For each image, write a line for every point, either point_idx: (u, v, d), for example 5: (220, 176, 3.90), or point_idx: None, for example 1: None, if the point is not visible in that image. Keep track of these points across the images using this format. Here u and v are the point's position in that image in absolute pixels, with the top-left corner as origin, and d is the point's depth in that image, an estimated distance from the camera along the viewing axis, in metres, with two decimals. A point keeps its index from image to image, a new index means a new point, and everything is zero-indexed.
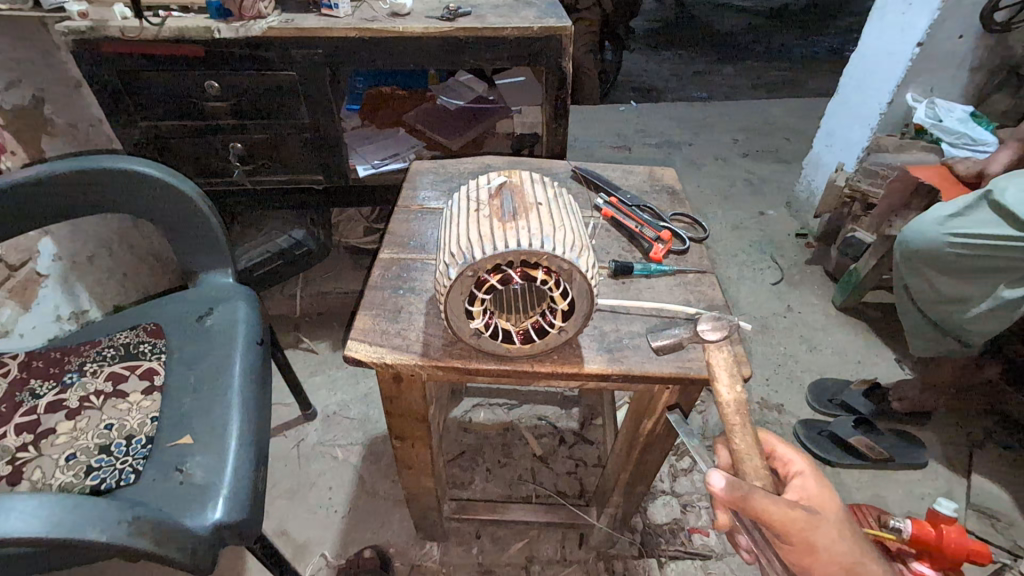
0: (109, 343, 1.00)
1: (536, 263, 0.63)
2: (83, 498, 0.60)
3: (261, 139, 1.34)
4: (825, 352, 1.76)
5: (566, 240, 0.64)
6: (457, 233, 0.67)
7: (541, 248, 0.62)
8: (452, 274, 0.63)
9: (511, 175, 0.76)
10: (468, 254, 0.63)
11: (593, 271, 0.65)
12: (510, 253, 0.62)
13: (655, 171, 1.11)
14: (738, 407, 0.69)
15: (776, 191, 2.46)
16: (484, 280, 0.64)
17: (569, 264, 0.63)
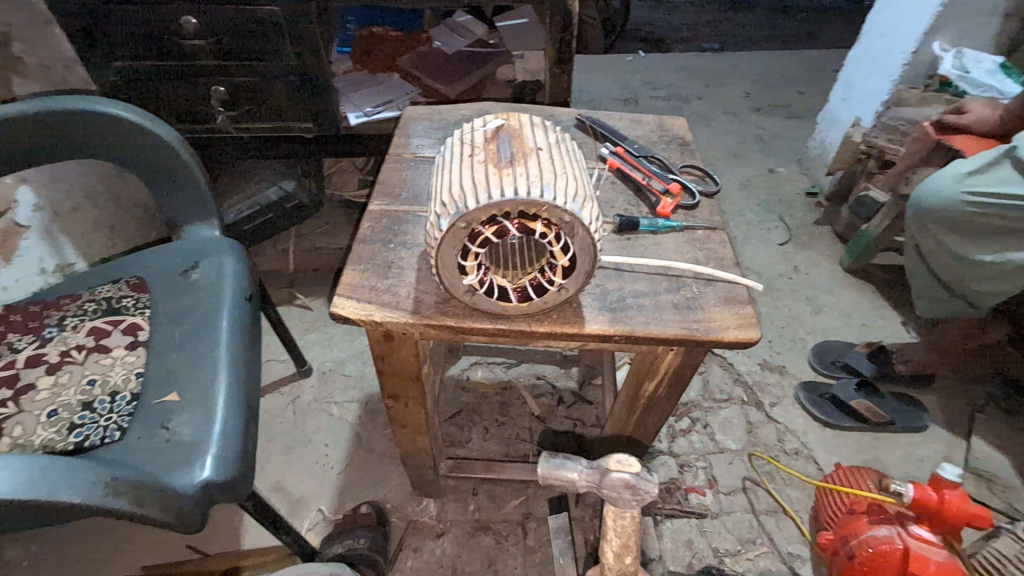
0: (90, 297, 0.96)
1: (535, 215, 0.58)
2: (53, 458, 0.56)
3: (245, 82, 1.25)
4: (830, 314, 1.73)
5: (568, 189, 0.59)
6: (448, 182, 0.62)
7: (541, 197, 0.56)
8: (443, 225, 0.57)
9: (510, 119, 0.69)
10: (460, 203, 0.57)
11: (597, 224, 0.60)
12: (506, 203, 0.56)
13: (665, 121, 1.04)
14: (624, 573, 0.74)
15: (788, 148, 2.36)
16: (479, 233, 0.59)
17: (571, 217, 0.57)
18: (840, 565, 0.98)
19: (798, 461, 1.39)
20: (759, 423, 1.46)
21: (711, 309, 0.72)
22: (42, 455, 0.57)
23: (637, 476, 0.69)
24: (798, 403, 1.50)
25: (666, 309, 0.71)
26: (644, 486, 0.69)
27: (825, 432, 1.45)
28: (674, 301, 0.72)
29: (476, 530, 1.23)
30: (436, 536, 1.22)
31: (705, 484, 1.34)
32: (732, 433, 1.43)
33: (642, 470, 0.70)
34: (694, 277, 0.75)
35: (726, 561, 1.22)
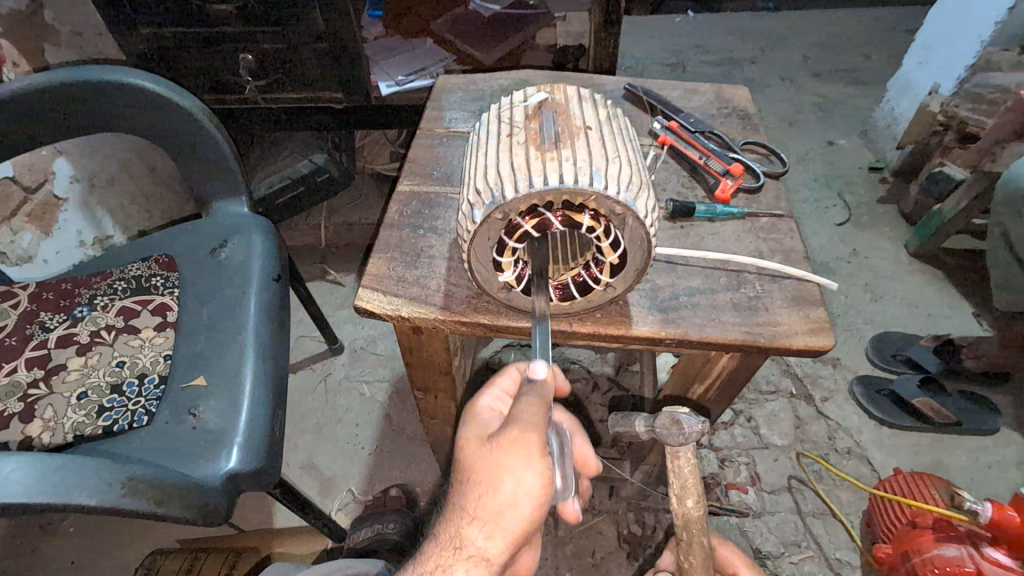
0: (119, 276, 0.94)
1: (582, 205, 0.51)
2: (67, 458, 0.55)
3: (273, 50, 1.19)
4: (891, 302, 1.59)
5: (621, 176, 0.51)
6: (483, 165, 0.55)
7: (590, 185, 0.49)
8: (477, 217, 0.51)
9: (554, 91, 0.61)
10: (497, 191, 0.50)
11: (652, 216, 0.53)
12: (548, 191, 0.49)
13: (725, 90, 0.93)
14: (696, 527, 0.65)
15: (851, 118, 2.16)
16: (517, 226, 0.52)
17: (624, 208, 0.50)
18: None
19: (850, 461, 1.30)
20: (809, 418, 1.36)
21: (774, 310, 0.64)
22: (58, 454, 0.55)
23: (684, 416, 0.64)
24: (852, 399, 1.40)
25: (723, 309, 0.63)
26: (691, 427, 0.63)
27: (881, 431, 1.35)
28: (733, 300, 0.64)
29: None
30: None
31: (747, 480, 1.27)
32: (779, 428, 1.35)
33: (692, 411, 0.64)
34: (757, 273, 0.67)
35: (767, 564, 1.15)
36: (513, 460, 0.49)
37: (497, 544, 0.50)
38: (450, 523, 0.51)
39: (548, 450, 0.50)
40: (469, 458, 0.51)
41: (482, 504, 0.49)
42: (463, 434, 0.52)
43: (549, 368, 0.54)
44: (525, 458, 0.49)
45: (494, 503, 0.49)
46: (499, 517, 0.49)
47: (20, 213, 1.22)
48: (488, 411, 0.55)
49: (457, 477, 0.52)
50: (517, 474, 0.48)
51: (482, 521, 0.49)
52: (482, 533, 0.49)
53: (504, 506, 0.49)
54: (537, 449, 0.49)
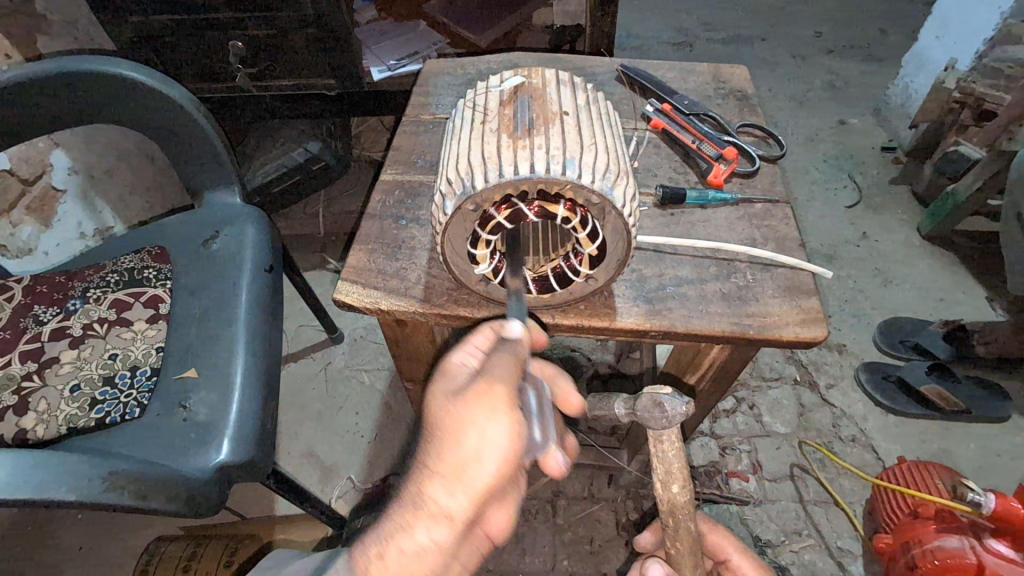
0: (112, 268, 0.94)
1: (557, 195, 0.50)
2: (47, 455, 0.57)
3: (263, 36, 1.18)
4: (901, 287, 1.55)
5: (596, 164, 0.50)
6: (456, 154, 0.53)
7: (563, 174, 0.48)
8: (448, 208, 0.50)
9: (532, 75, 0.59)
10: (467, 182, 0.50)
11: (632, 204, 0.51)
12: (520, 181, 0.48)
13: (722, 70, 0.90)
14: (683, 512, 0.64)
15: (863, 96, 2.09)
16: (490, 217, 0.51)
17: (600, 197, 0.49)
18: (898, 573, 0.90)
19: (854, 449, 1.28)
20: (813, 405, 1.34)
21: (765, 300, 0.62)
22: (39, 451, 0.57)
23: (667, 397, 0.62)
24: (858, 385, 1.37)
25: (712, 299, 0.62)
26: (675, 409, 0.62)
27: (887, 419, 1.32)
28: (723, 290, 0.62)
29: None
30: None
31: (748, 468, 1.26)
32: (782, 416, 1.33)
33: (675, 393, 0.62)
34: (748, 261, 0.65)
35: (768, 552, 1.15)
36: (481, 410, 0.48)
37: (460, 502, 0.46)
38: (412, 479, 0.47)
39: (517, 403, 0.49)
40: (435, 411, 0.50)
41: (446, 456, 0.47)
42: (431, 390, 0.52)
43: (526, 327, 0.56)
44: (492, 411, 0.48)
45: (458, 452, 0.47)
46: (462, 472, 0.46)
47: (18, 206, 1.21)
48: (459, 365, 0.55)
49: (422, 433, 0.50)
50: (482, 420, 0.48)
51: (445, 478, 0.46)
52: (444, 489, 0.46)
53: (468, 460, 0.46)
54: (506, 402, 0.49)
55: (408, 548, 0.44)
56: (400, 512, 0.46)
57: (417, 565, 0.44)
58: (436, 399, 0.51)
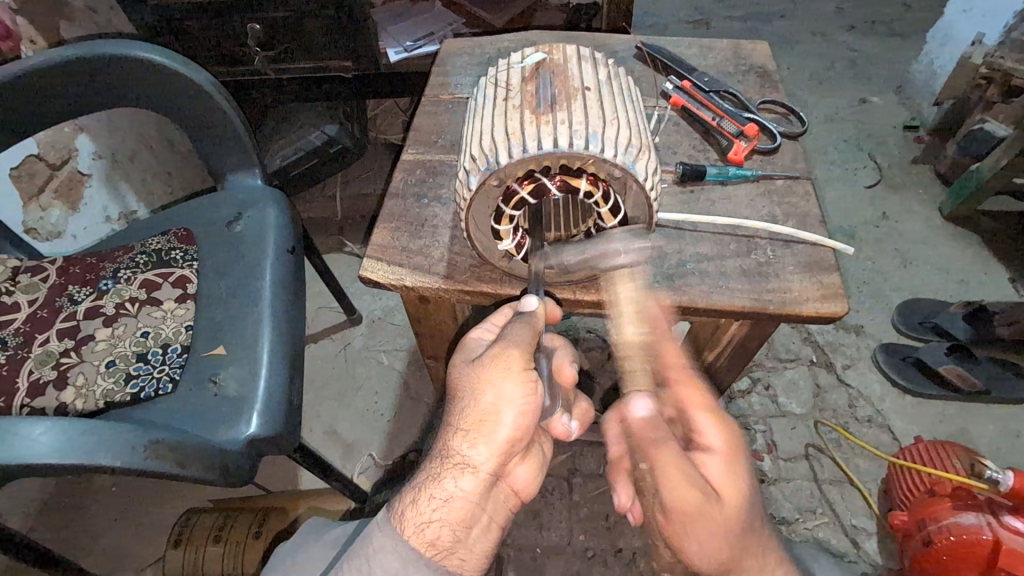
0: (141, 249, 0.97)
1: (579, 169, 0.51)
2: (90, 424, 0.60)
3: (280, 18, 1.18)
4: (921, 268, 1.54)
5: (618, 138, 0.51)
6: (479, 131, 0.55)
7: (587, 149, 0.50)
8: (473, 183, 0.52)
9: (553, 51, 0.60)
10: (492, 157, 0.51)
11: (653, 178, 0.53)
12: (545, 156, 0.50)
13: (743, 45, 0.89)
14: None
15: (885, 73, 2.04)
16: (514, 192, 0.53)
17: (623, 171, 0.51)
18: (915, 550, 0.92)
19: (870, 429, 1.28)
20: (829, 386, 1.34)
21: (784, 276, 0.63)
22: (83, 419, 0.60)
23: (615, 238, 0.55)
24: (874, 366, 1.37)
25: (732, 276, 0.63)
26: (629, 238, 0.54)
27: (904, 400, 1.32)
28: (743, 267, 0.63)
29: None
30: None
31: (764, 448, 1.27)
32: (798, 396, 1.33)
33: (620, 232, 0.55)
34: (768, 239, 0.66)
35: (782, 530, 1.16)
36: (494, 372, 0.55)
37: (483, 452, 0.55)
38: (442, 438, 0.58)
39: (528, 364, 0.56)
40: (457, 377, 0.58)
41: (468, 414, 0.56)
42: (452, 361, 0.60)
43: (540, 301, 0.59)
44: (505, 370, 0.55)
45: (475, 411, 0.55)
46: (482, 425, 0.55)
47: (47, 190, 1.25)
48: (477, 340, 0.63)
49: (449, 397, 0.59)
50: (498, 383, 0.55)
51: (467, 432, 0.55)
52: (467, 442, 0.55)
53: (486, 416, 0.55)
54: (517, 363, 0.55)
55: (444, 492, 0.54)
56: (437, 464, 0.57)
57: (453, 505, 0.54)
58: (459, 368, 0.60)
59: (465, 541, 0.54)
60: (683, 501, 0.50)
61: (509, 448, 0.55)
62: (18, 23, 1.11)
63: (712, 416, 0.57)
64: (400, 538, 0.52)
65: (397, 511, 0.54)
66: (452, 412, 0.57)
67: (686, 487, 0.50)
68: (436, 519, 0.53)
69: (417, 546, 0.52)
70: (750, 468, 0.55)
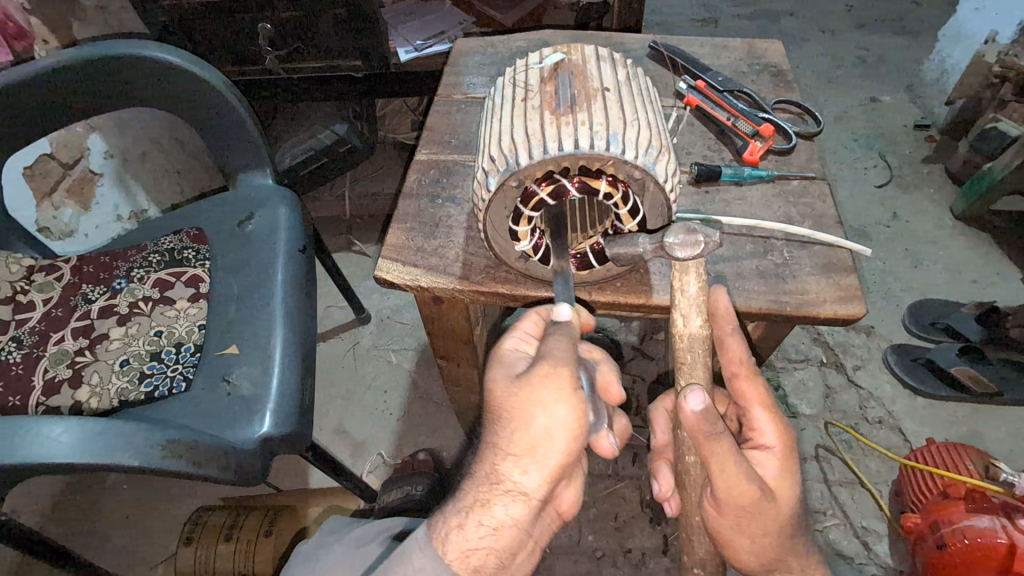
0: (154, 248, 0.97)
1: (599, 171, 0.52)
2: (108, 422, 0.60)
3: (291, 18, 1.18)
4: (933, 268, 1.53)
5: (639, 139, 0.51)
6: (497, 132, 0.55)
7: (607, 150, 0.50)
8: (492, 184, 0.52)
9: (571, 51, 0.60)
10: (511, 158, 0.51)
11: (673, 180, 0.53)
12: (566, 157, 0.50)
13: (757, 44, 0.88)
14: None
15: (896, 71, 2.03)
16: (533, 193, 0.53)
17: (642, 173, 0.51)
18: (927, 552, 0.91)
19: (881, 431, 1.28)
20: (839, 387, 1.34)
21: (802, 278, 0.63)
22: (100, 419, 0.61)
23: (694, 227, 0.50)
24: (885, 367, 1.36)
25: (749, 278, 0.63)
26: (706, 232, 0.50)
27: (915, 401, 1.31)
28: (759, 268, 0.63)
29: None
30: None
31: None
32: (808, 397, 1.32)
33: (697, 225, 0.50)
34: (785, 239, 0.65)
35: None
36: (545, 395, 0.54)
37: (534, 478, 0.54)
38: (487, 461, 0.57)
39: (578, 385, 0.54)
40: (500, 397, 0.56)
41: (516, 439, 0.55)
42: (492, 377, 0.58)
43: (573, 310, 0.58)
44: (556, 393, 0.54)
45: (525, 437, 0.54)
46: (534, 451, 0.54)
47: (59, 189, 1.25)
48: (513, 354, 0.60)
49: (491, 417, 0.57)
50: (549, 407, 0.54)
51: (517, 456, 0.55)
52: (519, 469, 0.55)
53: (538, 440, 0.54)
54: (568, 385, 0.54)
55: (493, 520, 0.55)
56: (484, 488, 0.56)
57: (503, 532, 0.55)
58: (499, 385, 0.58)
59: (511, 564, 0.56)
60: (739, 494, 0.55)
61: (559, 471, 0.55)
62: (31, 22, 1.11)
63: (771, 415, 0.60)
64: (447, 563, 0.54)
65: (442, 534, 0.56)
66: (499, 436, 0.56)
67: (744, 483, 0.54)
68: (484, 546, 0.54)
69: (461, 572, 0.54)
70: (798, 468, 0.60)
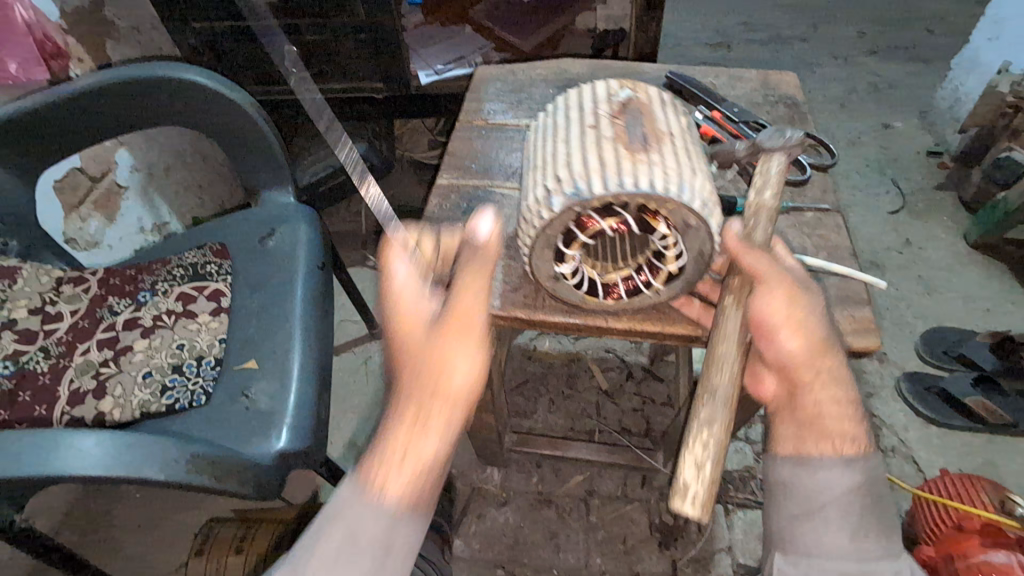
0: (178, 263, 0.99)
1: (658, 212, 0.57)
2: (137, 437, 0.62)
3: (316, 42, 1.27)
4: (945, 296, 1.52)
5: (703, 191, 0.57)
6: (564, 156, 0.60)
7: (677, 194, 0.55)
8: (556, 205, 0.56)
9: (638, 90, 0.66)
10: (582, 183, 0.56)
11: (722, 232, 0.59)
12: (632, 194, 0.54)
13: (772, 76, 0.90)
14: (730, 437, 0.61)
15: (908, 98, 2.04)
16: (592, 223, 0.57)
17: (701, 220, 0.56)
18: None
19: (894, 460, 1.27)
20: None
21: None
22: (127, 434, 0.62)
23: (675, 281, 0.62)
24: (898, 395, 1.35)
25: None
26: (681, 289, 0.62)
27: (929, 430, 1.30)
28: None
29: (540, 502, 1.23)
30: (499, 504, 1.24)
31: None
32: None
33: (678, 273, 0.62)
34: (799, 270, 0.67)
35: None
36: (455, 350, 0.51)
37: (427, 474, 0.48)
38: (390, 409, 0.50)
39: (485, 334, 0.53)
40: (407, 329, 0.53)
41: (420, 378, 0.50)
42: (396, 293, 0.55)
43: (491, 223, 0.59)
44: (465, 343, 0.52)
45: (437, 381, 0.50)
46: (437, 385, 0.50)
47: (87, 202, 1.29)
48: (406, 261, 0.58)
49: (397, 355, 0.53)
50: (455, 385, 0.51)
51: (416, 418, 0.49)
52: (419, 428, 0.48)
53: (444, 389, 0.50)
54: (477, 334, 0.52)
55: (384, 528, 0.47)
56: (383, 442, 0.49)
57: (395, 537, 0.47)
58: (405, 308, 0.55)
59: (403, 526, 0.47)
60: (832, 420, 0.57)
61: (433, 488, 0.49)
62: (70, 42, 1.16)
63: None
64: None
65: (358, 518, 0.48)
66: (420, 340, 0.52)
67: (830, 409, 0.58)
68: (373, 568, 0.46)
69: None
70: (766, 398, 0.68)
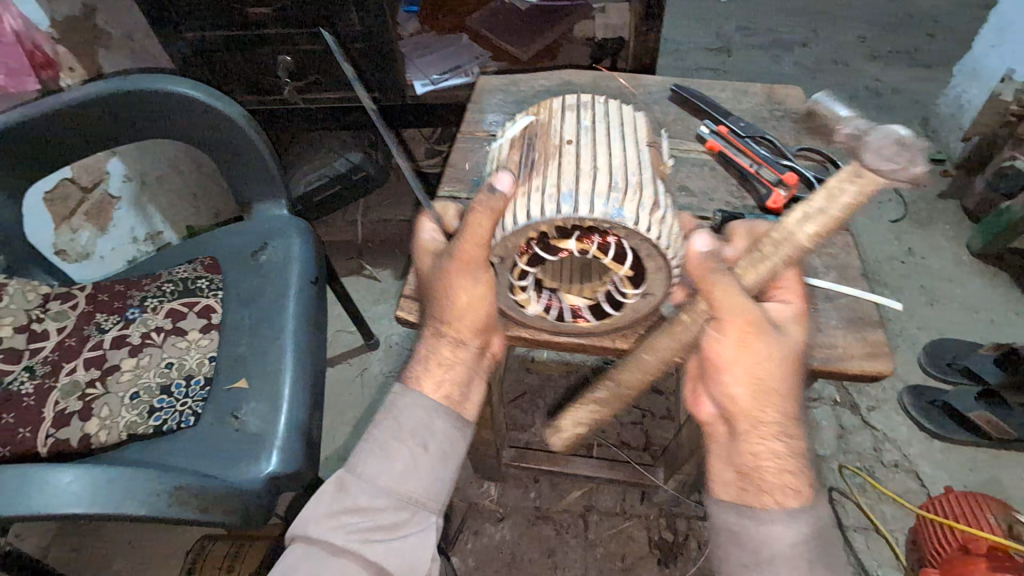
0: (167, 278, 0.97)
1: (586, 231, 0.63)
2: (119, 471, 0.60)
3: (310, 52, 1.21)
4: (949, 306, 1.50)
5: (615, 190, 0.61)
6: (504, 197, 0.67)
7: (595, 208, 0.60)
8: (492, 250, 0.64)
9: (539, 111, 0.72)
10: (508, 222, 0.63)
11: (663, 226, 0.62)
12: (556, 218, 0.60)
13: (776, 89, 0.89)
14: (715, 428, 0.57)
15: (910, 105, 2.03)
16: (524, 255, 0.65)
17: (627, 220, 0.60)
18: None
19: (896, 475, 1.25)
20: (853, 428, 1.31)
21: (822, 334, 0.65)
22: (109, 467, 0.60)
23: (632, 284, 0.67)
24: (901, 409, 1.33)
25: None
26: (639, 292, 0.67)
27: (932, 444, 1.28)
28: None
29: (537, 518, 1.21)
30: (496, 520, 1.21)
31: None
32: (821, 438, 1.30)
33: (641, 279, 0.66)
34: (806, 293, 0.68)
35: None
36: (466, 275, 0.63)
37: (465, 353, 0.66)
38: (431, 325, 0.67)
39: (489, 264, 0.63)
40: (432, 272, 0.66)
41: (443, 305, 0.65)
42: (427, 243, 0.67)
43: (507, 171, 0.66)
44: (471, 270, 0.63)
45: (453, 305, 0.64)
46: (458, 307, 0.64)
47: (78, 213, 1.27)
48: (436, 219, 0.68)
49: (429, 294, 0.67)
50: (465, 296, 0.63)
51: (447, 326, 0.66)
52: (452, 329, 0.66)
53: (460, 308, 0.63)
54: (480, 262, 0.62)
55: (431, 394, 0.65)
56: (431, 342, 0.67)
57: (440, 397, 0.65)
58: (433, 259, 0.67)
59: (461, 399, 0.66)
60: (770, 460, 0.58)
61: (460, 384, 0.65)
62: (59, 51, 1.13)
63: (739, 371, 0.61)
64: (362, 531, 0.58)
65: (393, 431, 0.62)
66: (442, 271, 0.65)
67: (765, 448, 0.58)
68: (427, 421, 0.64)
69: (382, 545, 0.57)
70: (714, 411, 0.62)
